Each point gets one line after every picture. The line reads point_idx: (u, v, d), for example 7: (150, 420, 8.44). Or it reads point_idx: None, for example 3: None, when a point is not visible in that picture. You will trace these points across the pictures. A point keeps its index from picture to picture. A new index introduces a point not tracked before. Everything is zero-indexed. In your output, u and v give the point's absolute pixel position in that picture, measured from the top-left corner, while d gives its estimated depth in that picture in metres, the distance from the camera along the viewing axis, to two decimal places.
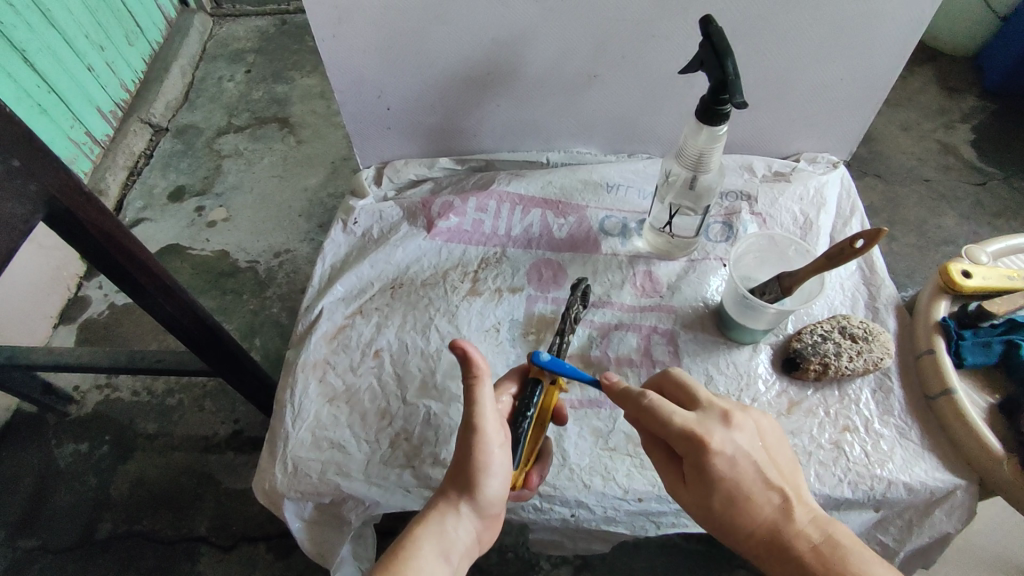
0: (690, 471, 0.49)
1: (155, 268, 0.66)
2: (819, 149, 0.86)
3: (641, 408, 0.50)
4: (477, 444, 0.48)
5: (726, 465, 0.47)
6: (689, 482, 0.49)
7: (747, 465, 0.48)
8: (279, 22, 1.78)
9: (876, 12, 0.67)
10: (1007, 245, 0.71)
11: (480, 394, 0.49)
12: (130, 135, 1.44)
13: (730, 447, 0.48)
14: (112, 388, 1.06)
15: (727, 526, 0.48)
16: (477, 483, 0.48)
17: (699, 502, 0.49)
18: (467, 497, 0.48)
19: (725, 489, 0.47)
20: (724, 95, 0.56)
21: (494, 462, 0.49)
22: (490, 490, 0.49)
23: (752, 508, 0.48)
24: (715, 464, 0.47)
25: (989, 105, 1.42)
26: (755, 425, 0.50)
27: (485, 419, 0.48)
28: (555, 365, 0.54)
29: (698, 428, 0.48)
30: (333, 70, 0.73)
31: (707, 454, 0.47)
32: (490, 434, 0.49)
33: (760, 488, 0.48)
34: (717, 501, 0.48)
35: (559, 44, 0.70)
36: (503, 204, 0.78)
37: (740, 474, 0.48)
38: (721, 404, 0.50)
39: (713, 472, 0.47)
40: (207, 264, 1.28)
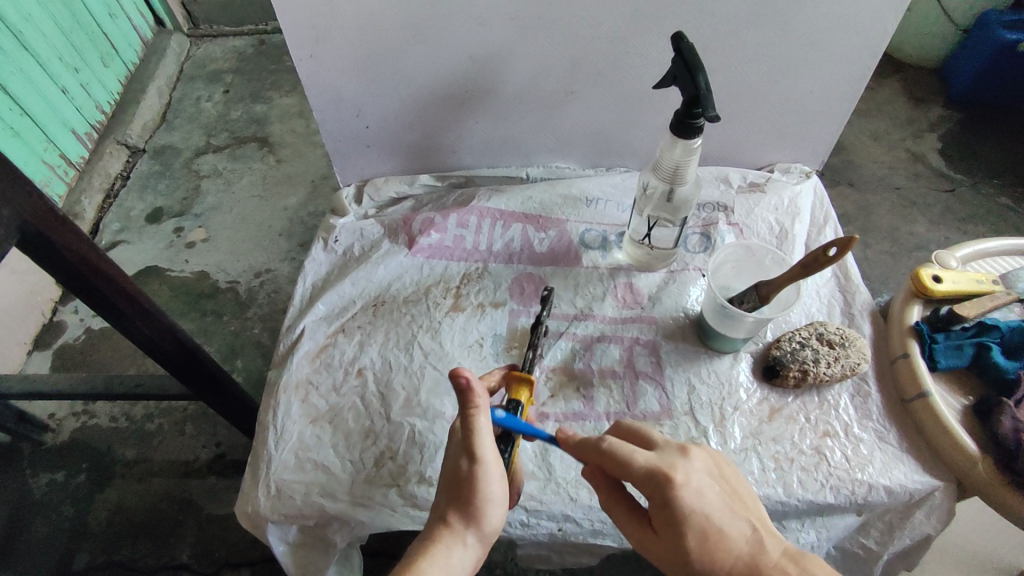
0: (656, 514, 0.47)
1: (133, 291, 0.66)
2: (792, 159, 0.88)
3: (602, 449, 0.49)
4: (482, 474, 0.48)
5: (694, 501, 0.46)
6: (659, 526, 0.47)
7: (714, 499, 0.47)
8: (257, 42, 1.78)
9: (840, 26, 0.69)
10: (974, 250, 0.73)
11: (483, 425, 0.48)
12: (106, 157, 1.42)
13: (696, 481, 0.47)
14: (89, 415, 1.04)
15: (705, 569, 0.46)
16: (482, 511, 0.48)
17: (669, 548, 0.47)
18: (472, 526, 0.48)
19: (699, 526, 0.46)
20: (697, 108, 0.57)
21: (497, 491, 0.49)
22: (494, 517, 0.48)
23: (726, 545, 0.46)
24: (683, 500, 0.46)
25: (954, 114, 1.47)
26: (712, 459, 0.50)
27: (486, 447, 0.48)
28: (510, 424, 0.50)
29: (661, 465, 0.47)
30: (311, 90, 0.73)
31: (674, 490, 0.46)
32: (493, 463, 0.49)
33: (729, 522, 0.46)
34: (689, 542, 0.46)
35: (535, 62, 0.71)
36: (484, 220, 0.79)
37: (709, 508, 0.46)
38: (675, 441, 0.50)
39: (684, 509, 0.46)
40: (187, 286, 1.26)
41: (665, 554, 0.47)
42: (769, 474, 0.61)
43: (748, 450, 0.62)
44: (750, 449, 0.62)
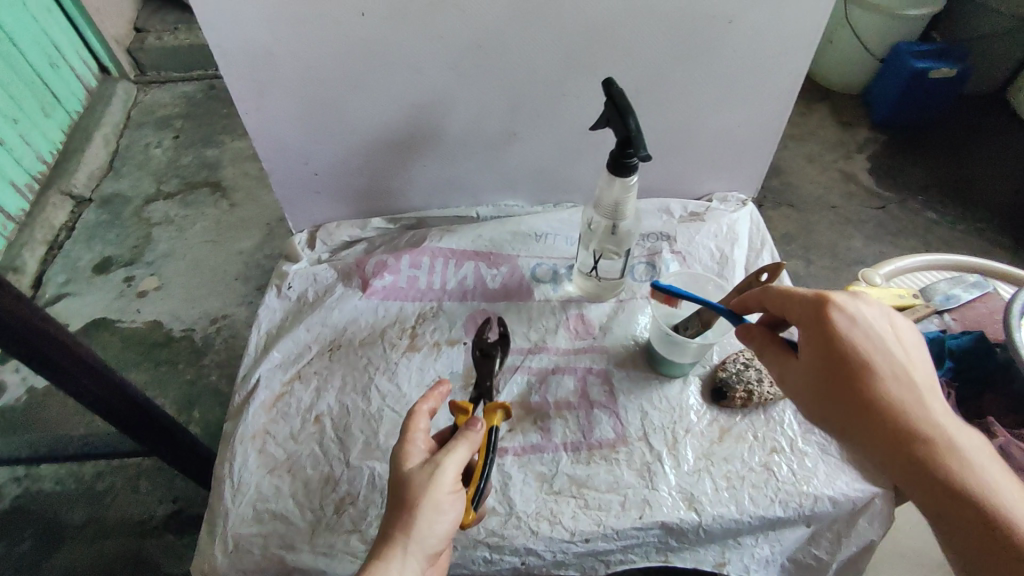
0: (806, 344, 0.51)
1: (77, 349, 0.65)
2: (729, 188, 0.93)
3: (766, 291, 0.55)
4: (436, 485, 0.49)
5: (850, 325, 0.49)
6: (807, 352, 0.51)
7: (880, 333, 0.49)
8: (207, 87, 1.78)
9: (759, 66, 0.74)
10: (896, 267, 0.78)
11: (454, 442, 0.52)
12: (49, 208, 1.39)
13: (861, 311, 0.50)
14: (32, 479, 1.00)
15: (850, 389, 0.48)
16: (428, 524, 0.48)
17: (817, 374, 0.50)
18: (413, 541, 0.48)
19: (853, 347, 0.49)
20: (629, 149, 0.60)
21: (447, 504, 0.50)
22: (439, 530, 0.49)
23: (881, 375, 0.48)
24: (837, 321, 0.49)
25: (880, 135, 1.57)
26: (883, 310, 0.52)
27: (445, 454, 0.51)
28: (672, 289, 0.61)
29: (827, 292, 0.51)
30: (257, 140, 0.74)
31: (833, 311, 0.50)
32: (448, 477, 0.50)
33: (887, 357, 0.48)
34: (846, 360, 0.49)
35: (477, 107, 0.74)
36: (436, 260, 0.80)
37: (869, 338, 0.49)
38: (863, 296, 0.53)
39: (842, 327, 0.49)
40: (138, 336, 1.24)
41: (816, 376, 0.50)
42: (721, 493, 0.63)
43: (701, 471, 0.64)
44: (703, 470, 0.64)
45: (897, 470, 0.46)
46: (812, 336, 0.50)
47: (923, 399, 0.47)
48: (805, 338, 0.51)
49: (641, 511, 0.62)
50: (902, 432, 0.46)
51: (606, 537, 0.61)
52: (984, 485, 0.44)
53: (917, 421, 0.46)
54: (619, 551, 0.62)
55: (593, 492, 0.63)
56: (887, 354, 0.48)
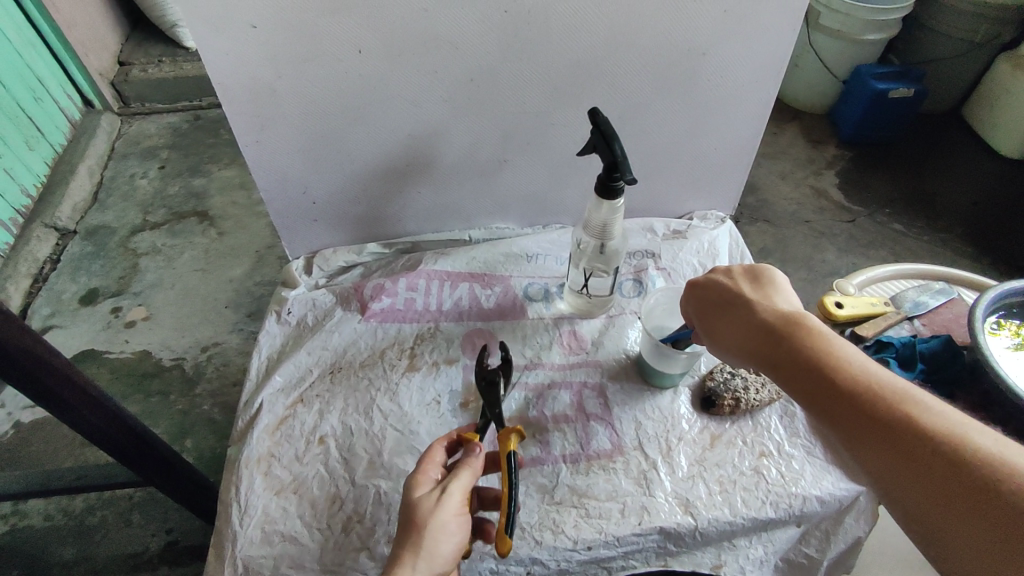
0: (694, 311, 0.61)
1: (80, 379, 0.65)
2: (708, 207, 0.97)
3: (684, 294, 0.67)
4: (444, 510, 0.52)
5: (702, 288, 0.61)
6: (705, 310, 0.60)
7: (745, 282, 0.59)
8: (192, 118, 1.80)
9: (733, 93, 0.79)
10: (868, 277, 0.83)
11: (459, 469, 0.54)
12: (33, 241, 1.39)
13: (710, 276, 0.61)
14: (22, 515, 0.99)
15: (716, 334, 0.58)
16: (437, 547, 0.50)
17: (714, 321, 0.58)
18: (423, 564, 0.49)
19: (726, 294, 0.58)
20: (615, 174, 0.64)
21: (453, 527, 0.52)
22: (446, 553, 0.51)
23: (749, 305, 0.56)
24: (692, 290, 0.62)
25: (848, 152, 1.64)
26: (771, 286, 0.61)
27: (455, 482, 0.53)
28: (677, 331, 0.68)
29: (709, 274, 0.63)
30: (257, 172, 0.77)
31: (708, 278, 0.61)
32: (456, 502, 0.53)
33: (730, 296, 0.58)
34: (722, 303, 0.58)
35: (470, 137, 0.78)
36: (432, 282, 0.83)
37: (715, 290, 0.59)
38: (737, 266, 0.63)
39: (695, 293, 0.61)
40: (127, 367, 1.23)
41: (708, 326, 0.59)
42: (715, 497, 0.66)
43: (695, 476, 0.67)
44: (697, 476, 0.67)
45: (785, 377, 0.50)
46: (700, 298, 0.60)
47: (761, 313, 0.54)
48: (691, 300, 0.61)
49: (640, 517, 0.64)
50: (774, 342, 0.52)
51: (607, 544, 0.63)
52: (830, 357, 0.48)
53: (785, 326, 0.52)
54: (621, 557, 0.64)
55: (593, 501, 0.65)
56: (726, 296, 0.58)
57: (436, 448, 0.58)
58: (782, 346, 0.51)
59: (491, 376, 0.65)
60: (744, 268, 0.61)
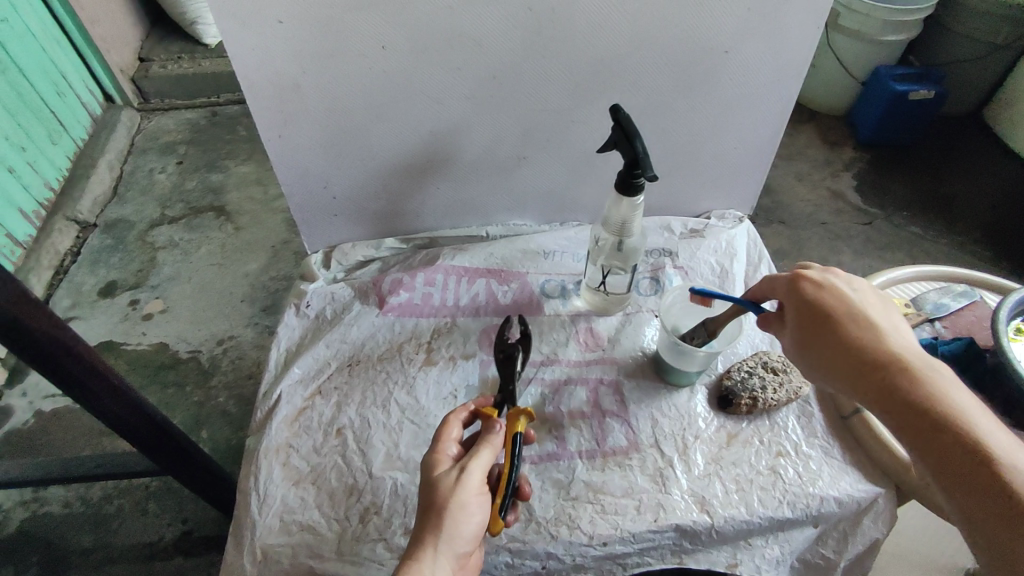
0: (793, 309, 0.55)
1: (104, 368, 0.67)
2: (726, 206, 0.97)
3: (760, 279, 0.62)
4: (464, 489, 0.52)
5: (814, 286, 0.55)
6: (794, 314, 0.55)
7: (851, 293, 0.54)
8: (209, 114, 1.82)
9: (754, 93, 0.79)
10: (888, 278, 0.82)
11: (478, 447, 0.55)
12: (55, 234, 1.41)
13: (827, 276, 0.55)
14: (42, 502, 1.00)
15: (816, 341, 0.53)
16: (457, 525, 0.51)
17: (805, 329, 0.54)
18: (445, 541, 0.50)
19: (827, 303, 0.53)
20: (636, 170, 0.64)
21: (474, 505, 0.52)
22: (467, 531, 0.51)
23: (857, 323, 0.51)
24: (802, 284, 0.55)
25: (865, 154, 1.63)
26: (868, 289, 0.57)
27: (471, 461, 0.53)
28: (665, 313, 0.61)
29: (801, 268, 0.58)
30: (279, 166, 0.78)
31: (805, 277, 0.56)
32: (474, 479, 0.53)
33: (846, 307, 0.53)
34: (820, 313, 0.53)
35: (490, 134, 0.78)
36: (450, 277, 0.84)
37: (828, 295, 0.54)
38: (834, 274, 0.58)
39: (803, 289, 0.55)
40: (144, 359, 1.25)
41: (806, 330, 0.54)
42: (732, 496, 0.66)
43: (711, 475, 0.67)
44: (713, 474, 0.67)
45: (893, 412, 0.47)
46: (795, 296, 0.55)
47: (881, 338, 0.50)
48: (792, 298, 0.55)
49: (656, 514, 0.64)
50: (878, 368, 0.49)
51: (623, 541, 0.63)
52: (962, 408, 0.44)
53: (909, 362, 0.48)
54: (636, 554, 0.64)
55: (609, 497, 0.65)
56: (841, 304, 0.53)
57: (451, 424, 0.58)
58: (901, 379, 0.47)
59: (510, 350, 0.67)
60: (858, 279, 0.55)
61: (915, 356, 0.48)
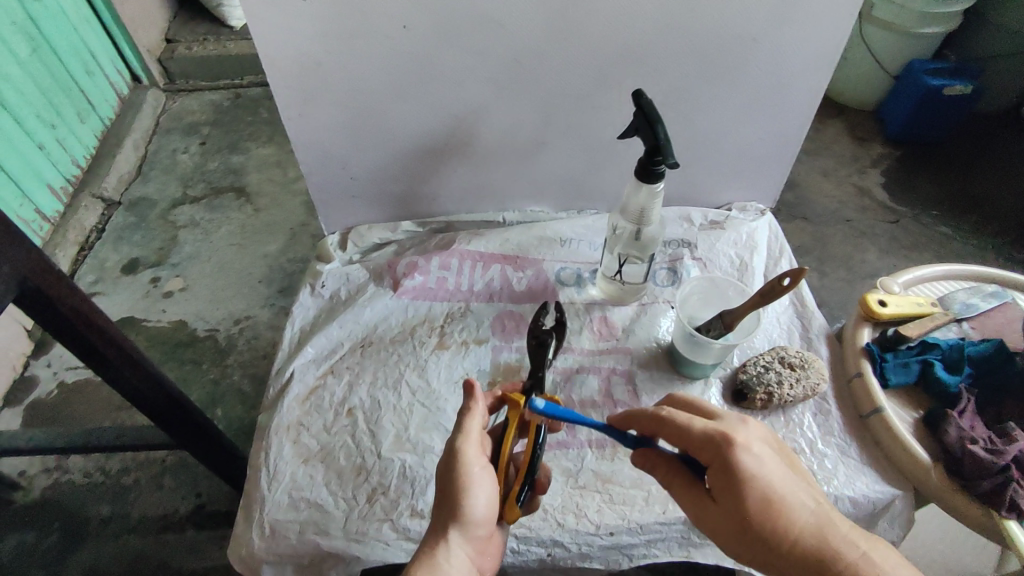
0: (734, 497, 0.48)
1: (122, 341, 0.67)
2: (747, 198, 0.95)
3: (659, 418, 0.53)
4: (465, 468, 0.52)
5: (755, 464, 0.49)
6: (720, 494, 0.50)
7: (777, 469, 0.49)
8: (232, 95, 1.83)
9: (783, 83, 0.77)
10: (914, 276, 0.80)
11: (472, 422, 0.54)
12: (81, 210, 1.44)
13: (756, 448, 0.49)
14: (63, 471, 1.03)
15: (763, 534, 0.47)
16: (466, 507, 0.51)
17: (734, 519, 0.49)
18: (457, 526, 0.50)
19: (761, 494, 0.48)
20: (657, 157, 0.63)
21: (481, 485, 0.52)
22: (478, 512, 0.51)
23: (792, 514, 0.48)
24: (742, 463, 0.48)
25: (894, 151, 1.58)
26: (772, 434, 0.53)
27: (465, 445, 0.52)
28: (552, 412, 0.52)
29: (721, 430, 0.50)
30: (299, 145, 0.78)
31: (735, 453, 0.49)
32: (476, 457, 0.52)
33: (788, 490, 0.48)
34: (753, 507, 0.48)
35: (510, 118, 0.77)
36: (465, 262, 0.83)
37: (767, 473, 0.48)
38: (735, 412, 0.53)
39: (745, 472, 0.48)
40: (163, 336, 1.27)
41: (749, 526, 0.48)
42: None
43: None
44: None
45: None
46: (736, 484, 0.48)
47: (829, 533, 0.47)
48: (736, 485, 0.48)
49: (664, 506, 0.63)
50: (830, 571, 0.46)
51: (630, 531, 0.62)
52: None
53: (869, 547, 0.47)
54: (643, 545, 0.63)
55: (618, 487, 0.65)
56: (787, 492, 0.48)
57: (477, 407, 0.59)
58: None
59: (542, 337, 0.66)
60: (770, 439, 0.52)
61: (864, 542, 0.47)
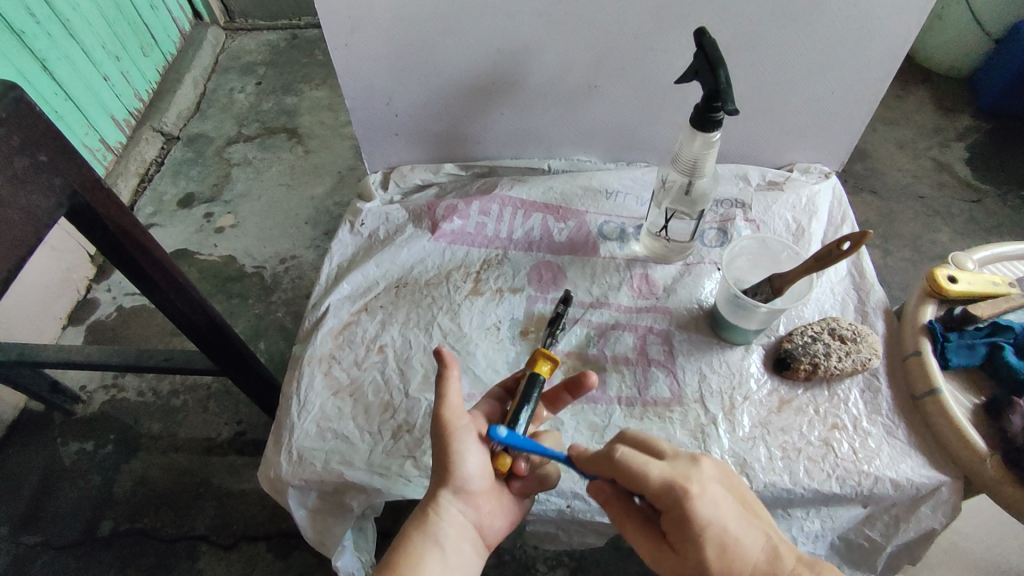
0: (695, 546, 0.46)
1: (168, 264, 0.68)
2: (812, 159, 0.89)
3: (614, 461, 0.49)
4: (448, 431, 0.51)
5: (712, 511, 0.46)
6: (675, 541, 0.48)
7: (732, 512, 0.47)
8: (289, 37, 1.82)
9: (864, 28, 0.70)
10: (991, 253, 0.73)
11: (452, 388, 0.52)
12: (142, 143, 1.47)
13: (712, 491, 0.47)
14: (118, 388, 1.08)
15: None
16: (454, 468, 0.51)
17: (688, 567, 0.47)
18: (445, 486, 0.51)
19: (716, 540, 0.46)
20: (716, 103, 0.58)
21: (466, 448, 0.51)
22: (466, 471, 0.51)
23: (743, 554, 0.46)
24: (699, 512, 0.46)
25: (983, 125, 1.45)
26: (723, 472, 0.50)
27: (446, 410, 0.51)
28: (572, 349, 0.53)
29: (676, 476, 0.47)
30: (344, 77, 0.76)
31: (692, 501, 0.46)
32: (457, 420, 0.51)
33: (742, 529, 0.47)
34: (708, 554, 0.46)
35: (560, 57, 0.73)
36: (505, 209, 0.81)
37: (724, 519, 0.46)
38: (686, 451, 0.50)
39: (702, 523, 0.46)
40: (214, 269, 1.31)
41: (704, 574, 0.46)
42: (776, 462, 0.62)
43: (756, 438, 0.63)
44: (759, 438, 0.63)
45: None
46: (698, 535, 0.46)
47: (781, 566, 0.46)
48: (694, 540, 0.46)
49: None
50: None
51: None
52: None
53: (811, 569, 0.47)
54: None
55: None
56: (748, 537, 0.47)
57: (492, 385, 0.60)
58: None
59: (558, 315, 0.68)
60: (720, 475, 0.50)
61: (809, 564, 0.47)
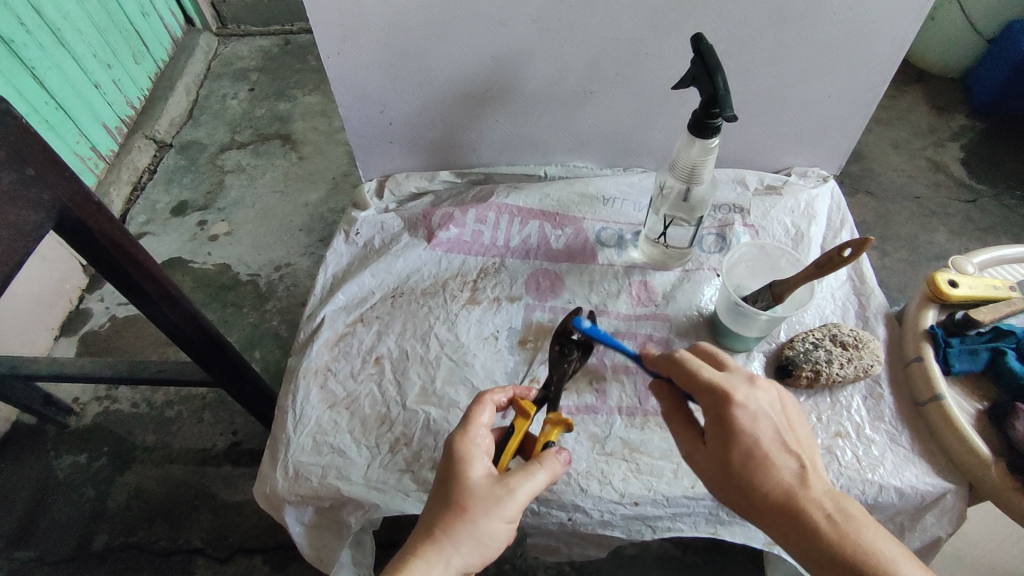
0: (733, 450, 0.47)
1: (161, 277, 0.66)
2: (809, 163, 0.88)
3: (675, 357, 0.52)
4: (508, 516, 0.47)
5: (748, 420, 0.48)
6: (710, 437, 0.49)
7: (768, 430, 0.48)
8: (282, 42, 1.81)
9: (861, 33, 0.70)
10: (991, 256, 0.73)
11: (537, 476, 0.49)
12: (134, 150, 1.46)
13: (757, 404, 0.48)
14: (112, 400, 1.07)
15: (747, 486, 0.47)
16: (482, 541, 0.46)
17: (718, 461, 0.48)
18: (463, 555, 0.45)
19: (746, 447, 0.47)
20: (714, 109, 0.57)
21: (505, 534, 0.47)
22: (488, 551, 0.46)
23: (771, 472, 0.47)
24: (737, 415, 0.48)
25: (977, 124, 1.45)
26: (779, 395, 0.50)
27: (522, 496, 0.48)
28: (592, 332, 0.60)
29: (724, 382, 0.49)
30: (338, 86, 0.76)
31: (731, 408, 0.48)
32: (519, 511, 0.48)
33: (775, 450, 0.47)
34: (735, 458, 0.47)
35: (556, 63, 0.73)
36: (502, 216, 0.80)
37: (760, 434, 0.47)
38: (746, 370, 0.51)
39: (737, 425, 0.47)
40: (208, 278, 1.29)
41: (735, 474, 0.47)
42: None
43: None
44: None
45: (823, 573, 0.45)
46: (735, 438, 0.47)
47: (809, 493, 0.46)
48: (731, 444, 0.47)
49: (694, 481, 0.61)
50: (804, 526, 0.45)
51: (655, 503, 0.61)
52: None
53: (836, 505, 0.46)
54: (668, 518, 0.61)
55: (646, 458, 0.63)
56: (781, 455, 0.47)
57: (481, 407, 0.53)
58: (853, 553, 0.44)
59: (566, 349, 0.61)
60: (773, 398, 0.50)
61: (836, 500, 0.46)
